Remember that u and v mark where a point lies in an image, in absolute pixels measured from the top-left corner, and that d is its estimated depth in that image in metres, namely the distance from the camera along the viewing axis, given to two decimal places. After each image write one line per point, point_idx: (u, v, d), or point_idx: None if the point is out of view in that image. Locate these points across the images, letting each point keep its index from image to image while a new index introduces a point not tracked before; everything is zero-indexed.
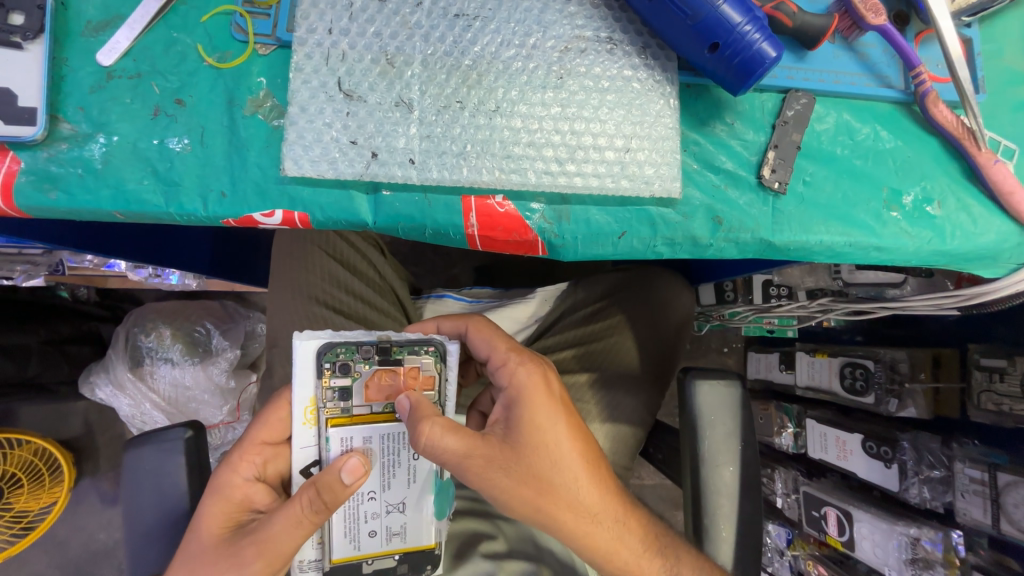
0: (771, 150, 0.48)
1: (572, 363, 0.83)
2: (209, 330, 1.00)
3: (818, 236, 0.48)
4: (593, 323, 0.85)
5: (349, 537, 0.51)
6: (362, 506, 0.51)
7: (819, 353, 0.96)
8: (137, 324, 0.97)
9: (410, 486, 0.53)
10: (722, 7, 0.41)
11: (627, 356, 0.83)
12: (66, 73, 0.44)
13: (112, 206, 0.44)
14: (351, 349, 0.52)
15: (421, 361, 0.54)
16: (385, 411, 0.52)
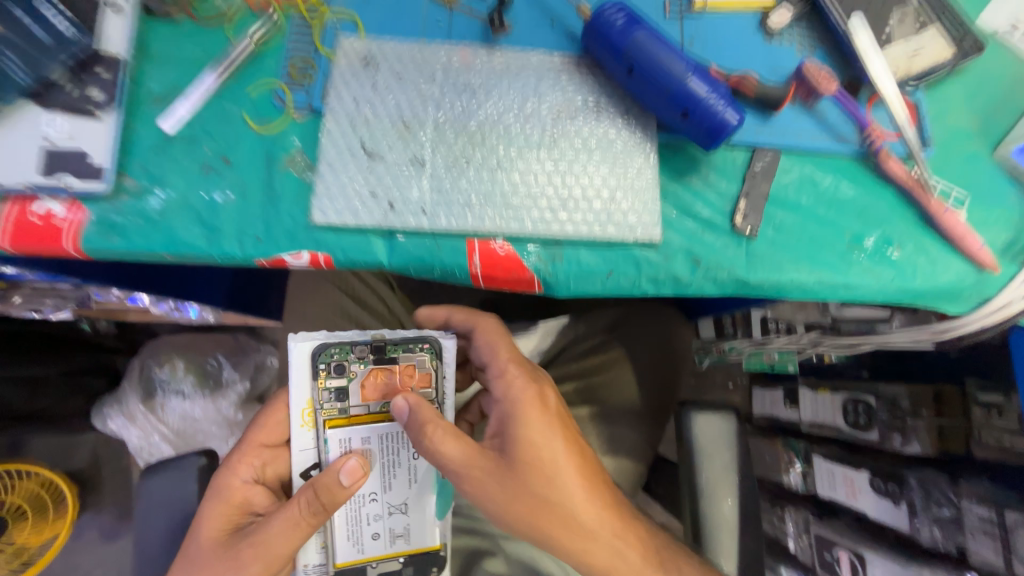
0: (742, 199, 0.54)
1: (573, 396, 0.90)
2: (220, 363, 1.06)
3: (788, 275, 0.53)
4: (594, 357, 0.93)
5: (353, 540, 0.59)
6: (364, 508, 0.58)
7: (822, 388, 0.94)
8: (151, 356, 1.04)
9: (409, 487, 0.60)
10: (689, 83, 0.49)
11: (626, 390, 0.90)
12: (132, 138, 0.52)
13: (163, 249, 0.50)
14: (345, 349, 0.57)
15: (415, 358, 0.59)
16: (382, 411, 0.57)
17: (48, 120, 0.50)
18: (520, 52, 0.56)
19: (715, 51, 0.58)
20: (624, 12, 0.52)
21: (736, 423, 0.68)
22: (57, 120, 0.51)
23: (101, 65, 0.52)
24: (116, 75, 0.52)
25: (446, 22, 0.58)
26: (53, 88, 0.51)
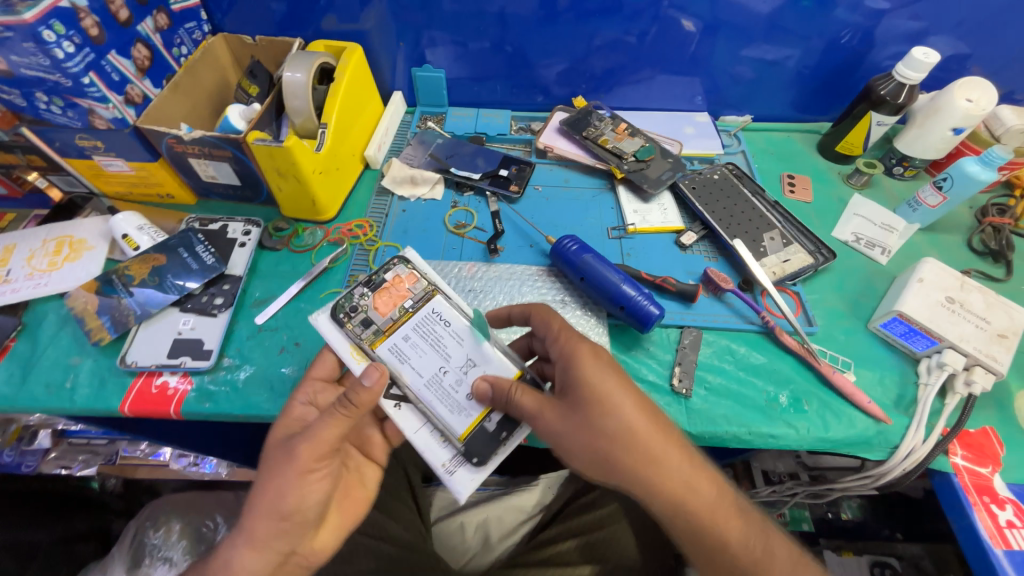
0: (677, 366, 0.72)
1: (575, 553, 0.87)
2: (217, 523, 1.10)
3: (722, 426, 0.67)
4: (593, 511, 0.93)
5: (456, 413, 0.61)
6: (443, 380, 0.62)
7: (846, 551, 1.00)
8: (149, 518, 1.08)
9: (462, 345, 0.64)
10: (623, 288, 0.72)
11: (627, 551, 0.87)
12: (234, 330, 0.74)
13: (239, 411, 0.67)
14: (349, 297, 0.67)
15: (397, 269, 0.69)
16: (402, 311, 0.66)
17: (184, 319, 0.73)
18: (509, 266, 0.82)
19: (646, 262, 0.84)
20: (576, 241, 0.78)
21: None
22: (188, 319, 0.73)
23: (227, 282, 0.77)
24: (235, 288, 0.77)
25: (460, 248, 0.86)
26: (191, 297, 0.75)
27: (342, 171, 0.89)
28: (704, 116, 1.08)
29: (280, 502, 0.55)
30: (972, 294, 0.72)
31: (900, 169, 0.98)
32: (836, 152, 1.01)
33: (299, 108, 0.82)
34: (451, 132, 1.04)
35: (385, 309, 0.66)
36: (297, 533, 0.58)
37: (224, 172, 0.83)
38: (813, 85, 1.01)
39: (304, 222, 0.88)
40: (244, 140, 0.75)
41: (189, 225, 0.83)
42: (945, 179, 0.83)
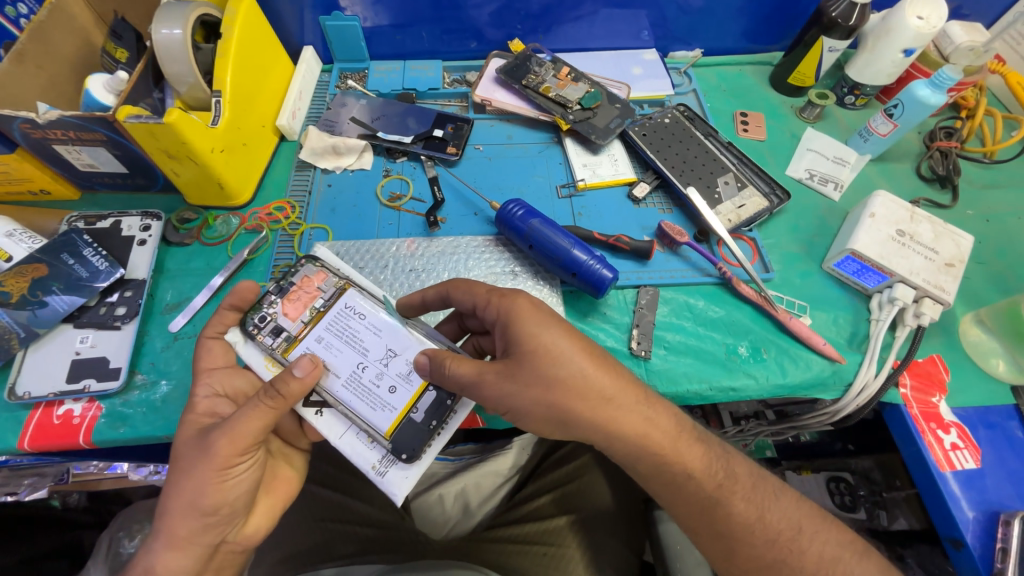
0: (635, 328, 0.69)
1: (550, 508, 0.89)
2: None
3: (683, 385, 0.65)
4: (565, 465, 0.94)
5: (378, 409, 0.57)
6: (363, 376, 0.58)
7: (804, 471, 1.03)
8: (122, 527, 1.01)
9: (380, 336, 0.60)
10: (572, 253, 0.67)
11: (601, 497, 0.89)
12: (146, 341, 0.66)
13: (162, 431, 0.60)
14: (255, 309, 0.61)
15: (305, 269, 0.63)
16: (314, 313, 0.61)
17: (82, 335, 0.64)
18: (452, 238, 0.76)
19: (598, 221, 0.79)
20: (521, 206, 0.71)
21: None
22: (87, 336, 0.64)
23: (130, 288, 0.68)
24: (138, 294, 0.67)
25: (397, 223, 0.78)
26: (87, 310, 0.65)
27: (250, 146, 0.77)
28: (652, 53, 1.00)
29: (199, 497, 0.49)
30: (921, 225, 0.71)
31: (852, 98, 0.94)
32: (789, 83, 0.96)
33: (182, 73, 0.69)
34: (376, 90, 0.92)
35: (295, 314, 0.61)
36: (227, 523, 0.53)
37: (102, 158, 0.70)
38: (764, 11, 0.94)
39: (215, 209, 0.78)
40: (113, 117, 0.62)
41: (72, 225, 0.71)
42: (896, 106, 0.81)
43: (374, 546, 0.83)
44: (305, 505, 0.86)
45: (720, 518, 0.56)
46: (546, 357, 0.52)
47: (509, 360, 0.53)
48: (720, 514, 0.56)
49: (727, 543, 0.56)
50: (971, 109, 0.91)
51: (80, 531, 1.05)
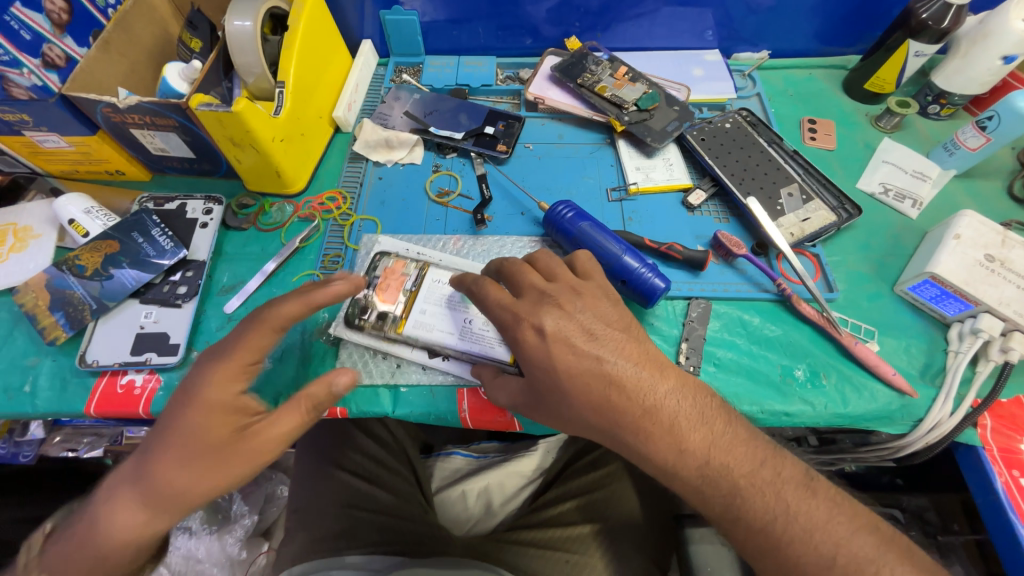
0: (683, 342, 0.66)
1: (574, 514, 0.86)
2: (231, 495, 1.09)
3: (734, 406, 0.62)
4: (592, 472, 0.92)
5: (498, 345, 0.63)
6: (474, 325, 0.65)
7: None
8: None
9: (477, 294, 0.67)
10: (624, 260, 0.65)
11: (628, 507, 0.86)
12: (203, 320, 0.69)
13: None
14: (354, 306, 0.67)
15: (385, 261, 0.71)
16: (411, 289, 0.68)
17: (146, 311, 0.67)
18: (499, 238, 0.75)
19: (649, 227, 0.77)
20: (571, 208, 0.69)
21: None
22: (151, 311, 0.68)
23: (191, 268, 0.71)
24: (198, 274, 0.70)
25: (444, 219, 0.78)
26: (152, 286, 0.69)
27: (308, 136, 0.79)
28: (715, 54, 0.95)
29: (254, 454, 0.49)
30: (1014, 251, 0.65)
31: (937, 108, 0.87)
32: (865, 89, 0.90)
33: (250, 64, 0.71)
34: (429, 84, 0.93)
35: (392, 298, 0.67)
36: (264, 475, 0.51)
37: (173, 143, 0.74)
38: (841, 11, 0.88)
39: (271, 196, 0.80)
40: (187, 105, 0.65)
41: (142, 206, 0.75)
42: (990, 118, 0.74)
43: (399, 539, 0.82)
44: (333, 491, 0.88)
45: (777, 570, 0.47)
46: (590, 368, 0.51)
47: (555, 366, 0.51)
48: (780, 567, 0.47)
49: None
50: None
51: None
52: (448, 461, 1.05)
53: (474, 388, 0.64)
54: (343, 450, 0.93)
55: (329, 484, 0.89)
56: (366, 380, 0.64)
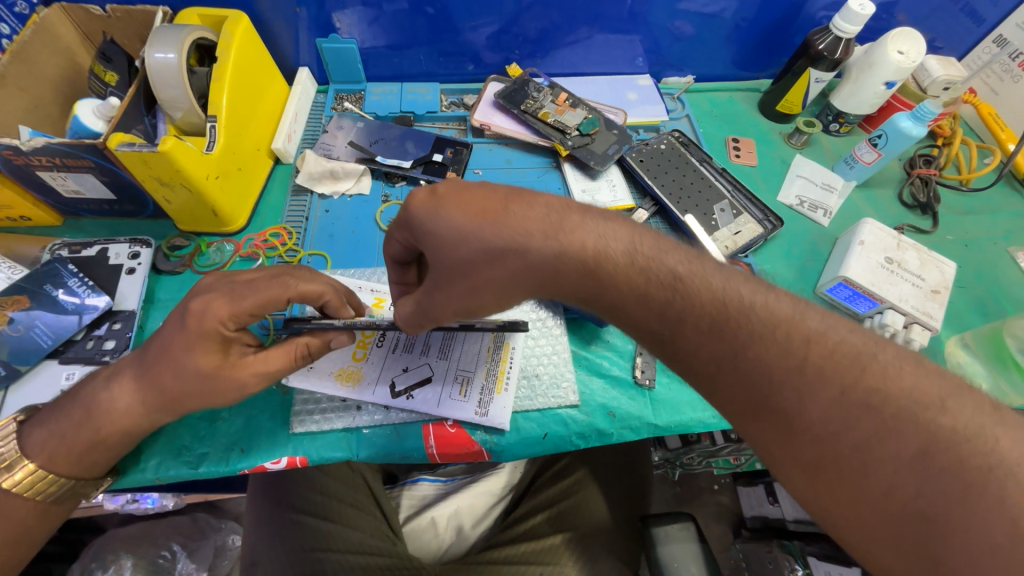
0: (638, 356, 0.70)
1: (545, 526, 0.87)
2: (175, 553, 1.01)
3: (688, 413, 0.66)
4: (561, 480, 0.93)
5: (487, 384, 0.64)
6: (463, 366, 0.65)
7: None
8: (96, 558, 0.96)
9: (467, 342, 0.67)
10: None
11: (597, 512, 0.89)
12: None
13: (153, 474, 0.59)
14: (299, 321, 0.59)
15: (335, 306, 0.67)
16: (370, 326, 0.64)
17: (68, 371, 0.62)
18: None
19: None
20: None
21: (696, 530, 0.77)
22: (74, 372, 0.62)
23: (119, 320, 0.66)
24: (127, 327, 0.65)
25: None
26: (72, 344, 0.63)
27: (246, 170, 0.76)
28: (646, 79, 1.02)
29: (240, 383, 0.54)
30: (907, 252, 0.74)
31: (836, 126, 0.98)
32: (777, 110, 0.99)
33: (176, 98, 0.67)
34: (373, 112, 0.92)
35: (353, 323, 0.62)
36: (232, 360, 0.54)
37: (89, 185, 0.68)
38: (752, 40, 0.98)
39: (207, 235, 0.76)
40: (104, 144, 0.60)
41: (55, 254, 0.68)
42: (880, 136, 0.85)
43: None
44: (289, 533, 0.84)
45: (808, 442, 0.37)
46: None
47: None
48: (813, 439, 0.37)
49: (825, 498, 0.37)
50: (946, 137, 0.96)
51: (48, 562, 0.96)
52: (415, 489, 1.00)
53: (440, 421, 0.63)
54: (303, 492, 0.88)
55: (291, 530, 0.84)
56: (325, 426, 0.62)
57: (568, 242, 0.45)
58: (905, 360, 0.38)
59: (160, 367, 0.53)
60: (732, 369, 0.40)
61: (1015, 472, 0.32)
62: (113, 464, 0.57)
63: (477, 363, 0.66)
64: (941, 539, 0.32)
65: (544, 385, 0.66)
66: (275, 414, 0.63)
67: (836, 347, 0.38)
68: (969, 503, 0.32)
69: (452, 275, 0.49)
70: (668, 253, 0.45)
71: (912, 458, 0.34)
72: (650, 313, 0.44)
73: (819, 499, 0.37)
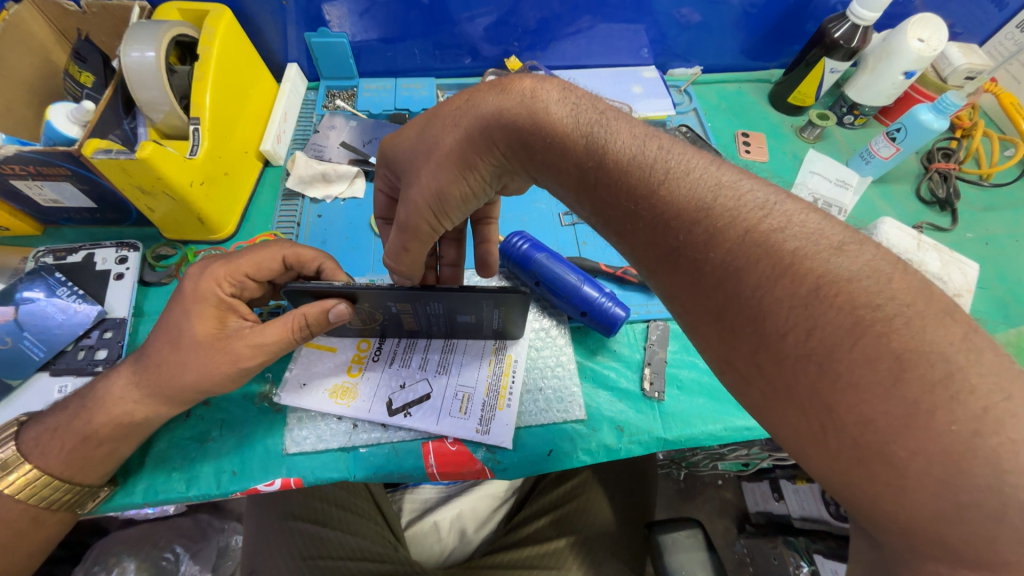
0: (646, 367, 0.67)
1: (549, 529, 0.85)
2: (179, 555, 0.95)
3: (700, 427, 0.63)
4: (564, 483, 0.90)
5: (489, 396, 0.62)
6: (464, 377, 0.63)
7: (800, 480, 1.10)
8: (100, 560, 0.92)
9: (466, 352, 0.65)
10: (583, 290, 0.64)
11: (602, 514, 0.86)
12: None
13: (142, 497, 0.57)
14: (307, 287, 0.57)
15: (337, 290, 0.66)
16: (364, 326, 0.61)
17: (59, 384, 0.59)
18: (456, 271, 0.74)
19: (603, 251, 0.77)
20: (526, 238, 0.68)
21: (704, 537, 0.65)
22: (65, 384, 0.59)
23: (109, 328, 0.63)
24: (119, 334, 0.62)
25: None
26: (63, 355, 0.60)
27: (232, 175, 0.72)
28: (652, 71, 0.98)
29: (239, 360, 0.54)
30: (928, 254, 0.71)
31: (851, 118, 0.94)
32: (788, 102, 0.95)
33: (155, 100, 0.63)
34: (366, 110, 0.88)
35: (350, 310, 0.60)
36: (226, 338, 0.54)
37: (68, 193, 0.64)
38: (763, 29, 0.93)
39: (196, 244, 0.73)
40: (79, 152, 0.56)
41: (39, 262, 0.65)
42: (899, 130, 0.80)
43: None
44: (287, 543, 0.81)
45: (711, 285, 0.32)
46: None
47: None
48: (716, 281, 0.32)
49: (732, 355, 0.32)
50: (966, 129, 0.92)
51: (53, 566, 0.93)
52: (416, 492, 0.96)
53: (440, 438, 0.61)
54: (301, 502, 0.85)
55: (288, 541, 0.81)
56: (320, 446, 0.59)
57: (515, 94, 0.42)
58: (810, 211, 0.32)
59: (158, 368, 0.52)
60: (645, 209, 0.36)
61: (903, 309, 0.27)
62: (106, 479, 0.55)
63: (478, 376, 0.63)
64: (827, 379, 0.27)
65: (548, 398, 0.64)
66: (270, 433, 0.60)
67: (743, 196, 0.33)
68: (857, 339, 0.27)
69: (424, 159, 0.48)
70: (603, 107, 0.41)
71: (806, 297, 0.29)
72: (569, 162, 0.40)
73: (725, 352, 0.33)
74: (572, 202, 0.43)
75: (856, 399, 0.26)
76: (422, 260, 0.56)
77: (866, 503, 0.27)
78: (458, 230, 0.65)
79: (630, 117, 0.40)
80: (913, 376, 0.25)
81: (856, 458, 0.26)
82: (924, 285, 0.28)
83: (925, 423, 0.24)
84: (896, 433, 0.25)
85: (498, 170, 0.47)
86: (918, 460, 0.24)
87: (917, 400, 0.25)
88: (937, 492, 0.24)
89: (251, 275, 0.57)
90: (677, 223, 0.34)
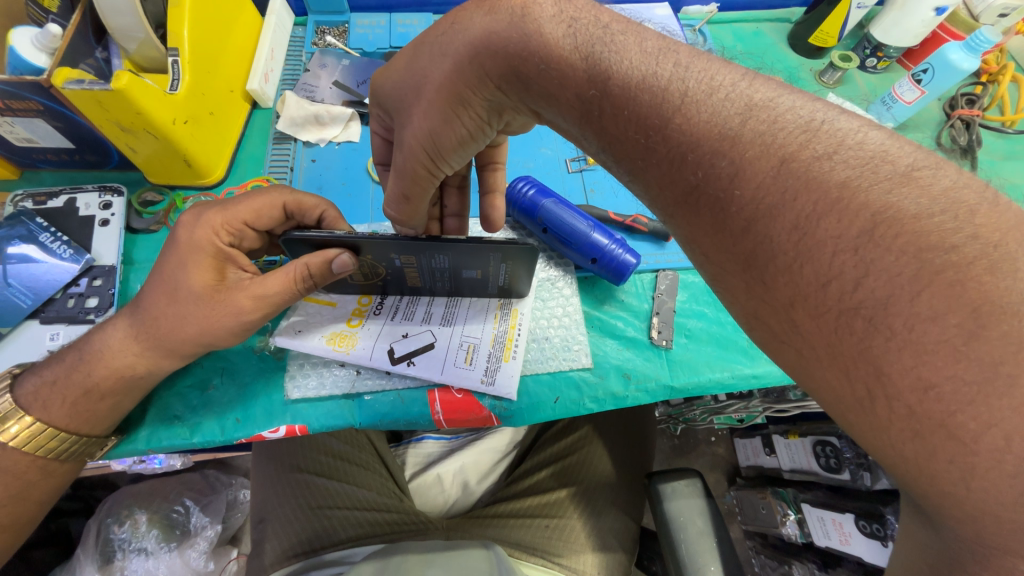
0: (654, 317, 0.66)
1: (549, 481, 0.86)
2: (188, 508, 0.96)
3: (707, 374, 0.63)
4: (565, 437, 0.91)
5: (495, 349, 0.61)
6: (470, 329, 0.61)
7: (792, 434, 1.05)
8: (111, 513, 0.92)
9: (472, 305, 0.63)
10: (592, 237, 0.62)
11: (602, 467, 0.87)
12: None
13: (146, 445, 0.56)
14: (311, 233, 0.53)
15: None
16: (366, 280, 0.59)
17: (52, 332, 0.57)
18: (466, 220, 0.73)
19: (611, 199, 0.74)
20: (532, 184, 0.64)
21: (704, 485, 0.63)
22: (58, 331, 0.58)
23: (99, 276, 0.60)
24: (109, 282, 0.60)
25: None
26: (52, 303, 0.58)
27: (218, 115, 0.68)
28: (666, 8, 0.91)
29: (239, 314, 0.51)
30: None
31: (874, 61, 0.89)
32: (810, 43, 0.89)
33: (129, 27, 0.58)
34: (359, 48, 0.82)
35: None
36: (224, 288, 0.51)
37: (42, 132, 0.60)
38: None
39: (184, 190, 0.69)
40: (48, 82, 0.51)
41: (19, 206, 0.61)
42: (925, 71, 0.75)
43: (376, 529, 0.78)
44: (291, 493, 0.81)
45: (737, 229, 0.30)
46: None
47: None
48: (744, 223, 0.30)
49: (763, 308, 0.30)
50: (993, 73, 0.87)
51: (68, 518, 0.92)
52: (419, 446, 0.97)
53: (445, 387, 0.60)
54: (305, 454, 0.84)
55: (293, 491, 0.81)
56: (323, 393, 0.59)
57: (504, 13, 0.38)
58: (868, 129, 0.29)
59: (157, 320, 0.50)
60: (659, 142, 0.33)
61: (986, 251, 0.24)
62: (108, 432, 0.54)
63: (483, 328, 0.62)
64: (879, 336, 0.25)
65: (555, 348, 0.63)
66: (275, 384, 0.60)
67: (781, 117, 0.30)
68: (922, 288, 0.24)
69: (415, 97, 0.44)
70: (608, 21, 0.37)
71: (857, 239, 0.26)
72: (569, 90, 0.36)
73: (755, 306, 0.31)
74: (579, 135, 0.39)
75: (916, 360, 0.24)
76: (424, 209, 0.53)
77: (921, 471, 0.25)
78: (461, 176, 0.62)
79: (641, 31, 0.36)
80: (991, 334, 0.23)
81: (911, 429, 0.25)
82: (1012, 222, 0.25)
83: (1003, 388, 0.22)
84: (967, 400, 0.23)
85: (494, 107, 0.43)
86: (994, 432, 0.22)
87: (993, 360, 0.23)
88: (1014, 472, 0.22)
89: (249, 223, 0.55)
90: (710, 152, 0.31)
